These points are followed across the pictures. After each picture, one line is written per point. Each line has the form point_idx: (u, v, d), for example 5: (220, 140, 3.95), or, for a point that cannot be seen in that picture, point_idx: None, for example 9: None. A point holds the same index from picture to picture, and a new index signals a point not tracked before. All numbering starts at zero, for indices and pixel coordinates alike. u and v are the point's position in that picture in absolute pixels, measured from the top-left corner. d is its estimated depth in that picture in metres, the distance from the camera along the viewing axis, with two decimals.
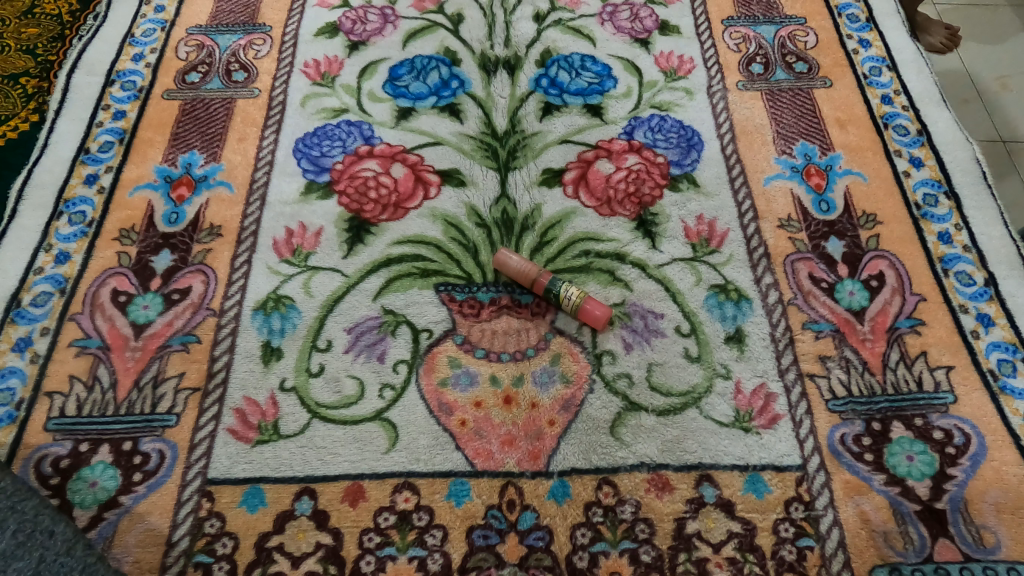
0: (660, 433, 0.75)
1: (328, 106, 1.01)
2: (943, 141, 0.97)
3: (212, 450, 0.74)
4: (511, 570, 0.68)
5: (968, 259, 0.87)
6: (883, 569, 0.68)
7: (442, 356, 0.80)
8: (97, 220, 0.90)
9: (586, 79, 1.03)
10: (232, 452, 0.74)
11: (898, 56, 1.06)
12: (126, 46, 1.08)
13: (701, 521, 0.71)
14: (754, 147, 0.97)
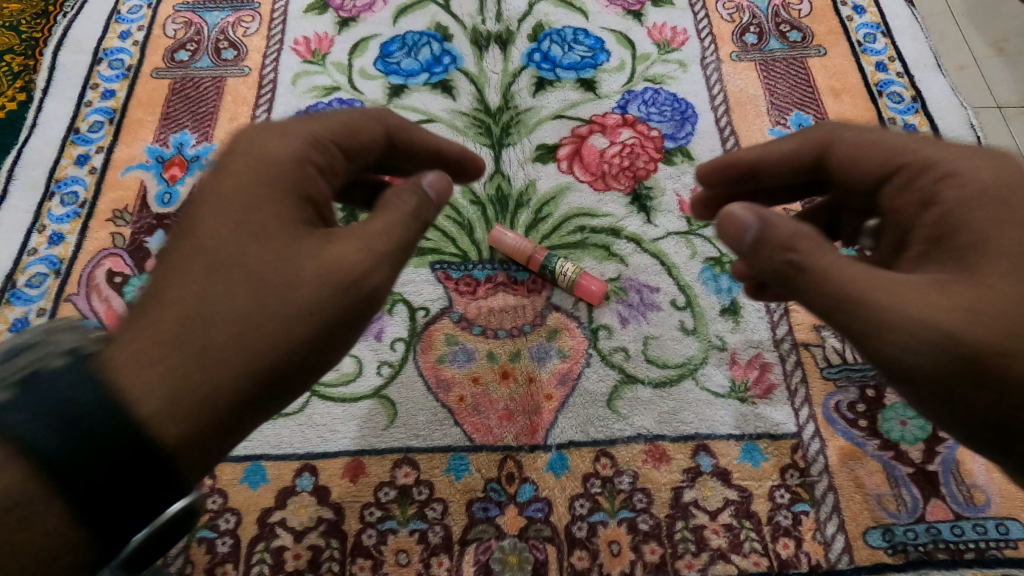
0: (657, 405, 0.76)
1: (319, 84, 1.00)
2: (937, 107, 0.97)
3: None
4: (511, 540, 0.69)
5: None
6: (876, 531, 0.70)
7: (439, 333, 0.80)
8: (90, 201, 0.90)
9: (578, 53, 1.03)
10: None
11: (892, 21, 1.05)
12: (111, 23, 1.06)
13: (698, 490, 0.72)
14: (748, 118, 0.96)
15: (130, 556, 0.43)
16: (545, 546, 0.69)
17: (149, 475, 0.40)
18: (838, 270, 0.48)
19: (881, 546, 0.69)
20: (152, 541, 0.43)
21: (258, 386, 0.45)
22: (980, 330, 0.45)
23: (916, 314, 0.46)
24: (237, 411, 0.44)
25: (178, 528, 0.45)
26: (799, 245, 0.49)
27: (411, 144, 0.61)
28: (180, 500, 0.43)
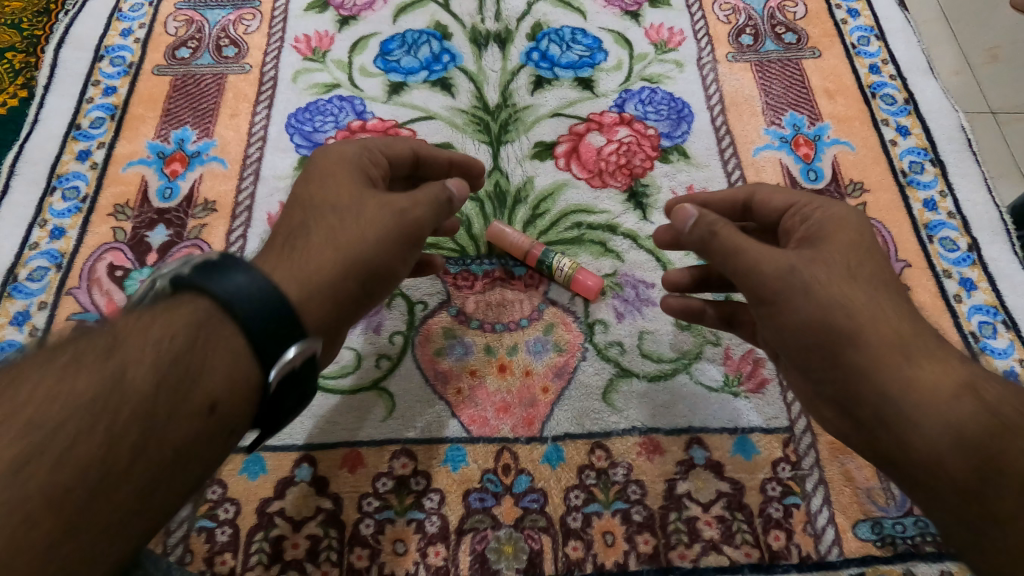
0: (652, 398, 0.77)
1: (319, 81, 1.01)
2: (930, 109, 0.98)
3: None
4: (507, 530, 0.70)
5: (953, 225, 0.88)
6: (866, 524, 0.71)
7: (437, 327, 0.82)
8: (91, 196, 0.91)
9: (576, 52, 1.04)
10: None
11: (885, 25, 1.07)
12: (113, 21, 1.07)
13: (691, 482, 0.73)
14: (744, 118, 0.98)
15: (267, 402, 0.53)
16: (540, 536, 0.70)
17: (280, 335, 0.51)
18: (742, 251, 0.60)
19: (870, 539, 0.70)
20: (278, 386, 0.52)
21: (343, 303, 0.60)
22: (834, 290, 0.56)
23: (788, 269, 0.58)
24: (332, 318, 0.60)
25: (298, 379, 0.54)
26: (720, 227, 0.62)
27: (433, 155, 0.73)
28: (294, 347, 0.52)
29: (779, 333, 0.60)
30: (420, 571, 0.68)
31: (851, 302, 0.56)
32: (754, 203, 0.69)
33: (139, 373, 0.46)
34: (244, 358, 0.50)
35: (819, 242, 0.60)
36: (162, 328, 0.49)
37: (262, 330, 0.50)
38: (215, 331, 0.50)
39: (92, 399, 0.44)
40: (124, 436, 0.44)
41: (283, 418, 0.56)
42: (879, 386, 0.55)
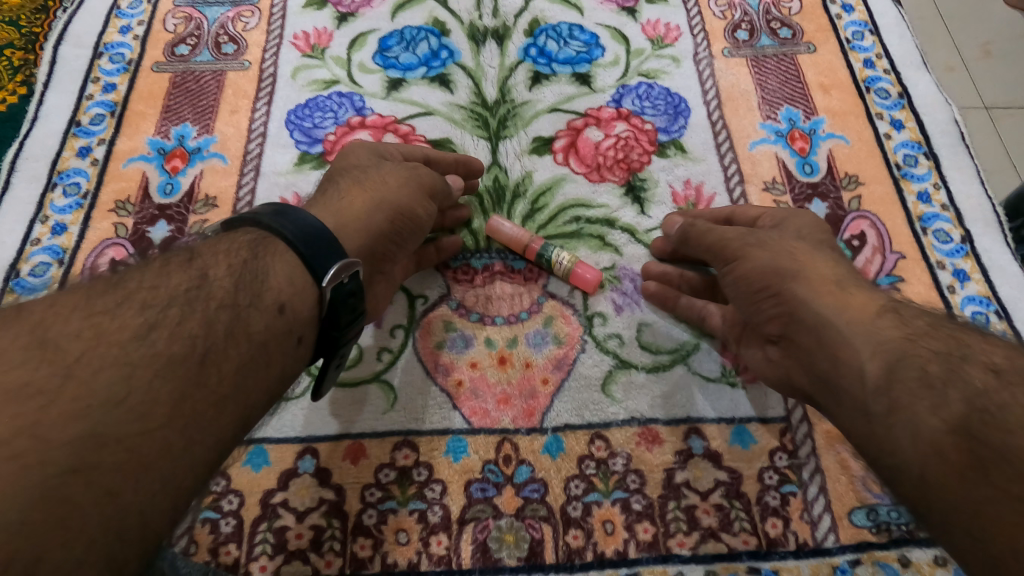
0: (650, 389, 0.78)
1: (319, 78, 1.02)
2: (923, 103, 0.99)
3: None
4: (509, 520, 0.71)
5: (946, 217, 0.89)
6: (861, 511, 0.72)
7: (438, 320, 0.82)
8: (92, 192, 0.91)
9: (574, 48, 1.05)
10: None
11: (879, 20, 1.08)
12: (112, 18, 1.07)
13: (690, 471, 0.74)
14: (740, 112, 0.99)
15: (326, 321, 0.57)
16: (541, 525, 0.70)
17: (324, 251, 0.56)
18: (709, 232, 0.72)
19: (866, 526, 0.71)
20: (331, 301, 0.56)
21: (375, 236, 0.66)
22: (786, 244, 0.66)
23: (749, 233, 0.68)
24: (366, 251, 0.66)
25: (348, 296, 0.57)
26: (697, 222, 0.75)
27: (439, 155, 0.83)
28: (335, 266, 0.56)
29: (740, 287, 0.68)
30: (423, 559, 0.69)
31: (796, 251, 0.65)
32: (736, 216, 0.78)
33: (218, 273, 0.52)
34: (298, 273, 0.55)
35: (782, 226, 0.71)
36: (228, 245, 0.55)
37: (310, 244, 0.56)
38: (270, 246, 0.56)
39: (186, 290, 0.50)
40: (217, 320, 0.49)
41: (341, 344, 0.60)
42: (817, 312, 0.59)
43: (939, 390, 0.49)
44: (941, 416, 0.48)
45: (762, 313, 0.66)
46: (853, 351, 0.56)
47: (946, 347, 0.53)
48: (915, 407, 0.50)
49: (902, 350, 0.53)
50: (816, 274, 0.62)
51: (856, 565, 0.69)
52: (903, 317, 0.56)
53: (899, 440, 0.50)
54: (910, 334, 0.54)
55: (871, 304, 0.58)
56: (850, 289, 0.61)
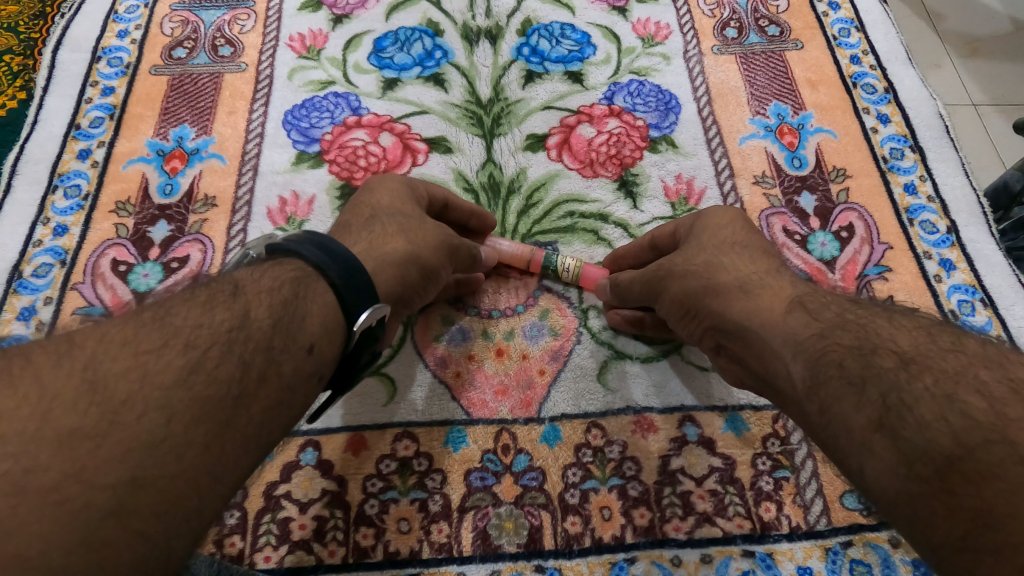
0: (645, 379, 0.80)
1: (315, 79, 1.03)
2: (909, 97, 1.01)
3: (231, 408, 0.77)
4: (508, 507, 0.72)
5: (932, 209, 0.91)
6: (853, 494, 0.73)
7: (436, 314, 0.84)
8: (92, 193, 0.93)
9: (566, 47, 1.06)
10: None
11: (865, 17, 1.10)
12: (109, 22, 1.08)
13: (684, 458, 0.75)
14: (730, 108, 1.00)
15: (347, 355, 0.57)
16: (539, 512, 0.72)
17: (360, 294, 0.56)
18: (631, 282, 0.75)
19: (857, 508, 0.72)
20: (359, 340, 0.57)
21: (405, 284, 0.66)
22: (692, 262, 0.68)
23: (658, 267, 0.72)
24: (395, 296, 0.65)
25: (372, 338, 0.58)
26: (617, 277, 0.78)
27: (458, 202, 0.80)
28: (367, 311, 0.56)
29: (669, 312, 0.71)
30: (424, 547, 0.70)
31: (708, 263, 0.67)
32: (657, 239, 0.78)
33: (260, 313, 0.50)
34: (334, 313, 0.55)
35: (690, 239, 0.72)
36: (271, 277, 0.54)
37: (351, 288, 0.56)
38: (311, 285, 0.55)
39: (228, 330, 0.48)
40: (252, 363, 0.48)
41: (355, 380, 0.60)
42: (735, 320, 0.61)
43: (860, 387, 0.48)
44: (865, 411, 0.47)
45: (696, 334, 0.68)
46: (778, 357, 0.56)
47: (856, 340, 0.51)
48: (841, 407, 0.48)
49: (821, 347, 0.52)
50: (725, 282, 0.64)
51: (847, 546, 0.71)
52: (811, 311, 0.56)
53: (837, 437, 0.48)
54: (822, 330, 0.54)
55: (780, 303, 0.59)
56: (756, 290, 0.62)
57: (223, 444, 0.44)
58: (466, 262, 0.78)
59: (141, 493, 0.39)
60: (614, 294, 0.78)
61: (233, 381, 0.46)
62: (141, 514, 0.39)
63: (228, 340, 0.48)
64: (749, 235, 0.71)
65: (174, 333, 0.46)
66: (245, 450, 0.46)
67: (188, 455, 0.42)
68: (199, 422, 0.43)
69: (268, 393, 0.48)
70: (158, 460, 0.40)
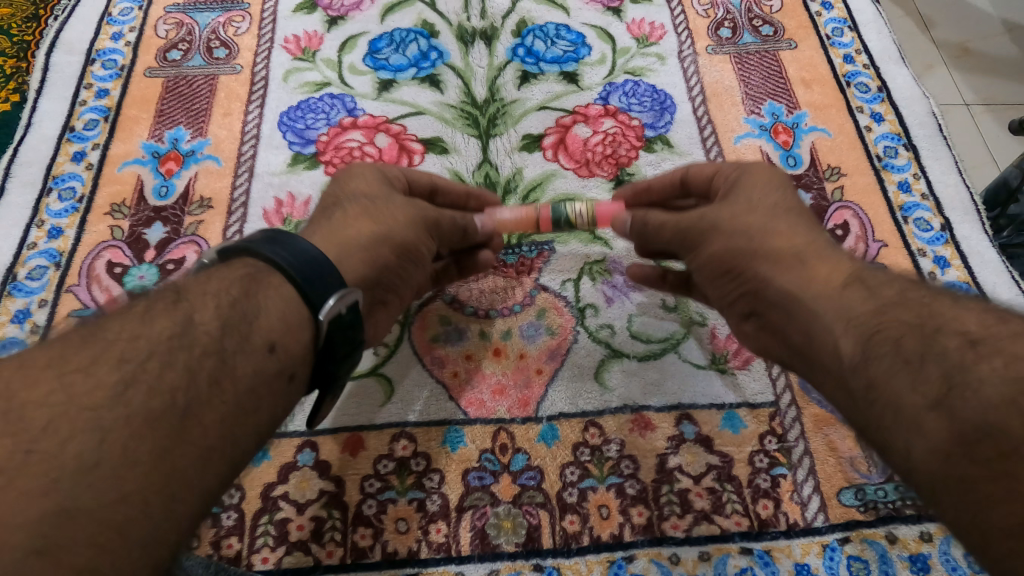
0: (642, 377, 0.80)
1: (310, 80, 1.03)
2: (902, 96, 1.02)
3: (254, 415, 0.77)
4: (506, 507, 0.72)
5: (926, 207, 0.92)
6: (849, 491, 0.73)
7: (433, 314, 0.84)
8: (87, 196, 0.92)
9: (561, 47, 1.07)
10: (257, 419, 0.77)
11: (858, 17, 1.11)
12: (103, 25, 1.08)
13: (682, 456, 0.75)
14: (724, 107, 1.01)
15: (321, 353, 0.53)
16: (537, 511, 0.72)
17: (323, 281, 0.53)
18: (664, 225, 0.69)
19: (854, 505, 0.73)
20: (329, 334, 0.53)
21: (380, 268, 0.63)
22: (740, 220, 0.62)
23: (700, 216, 0.65)
24: (370, 281, 0.62)
25: (345, 328, 0.54)
26: (647, 216, 0.71)
27: (448, 185, 0.78)
28: (334, 297, 0.53)
29: (701, 272, 0.66)
30: (422, 547, 0.70)
31: (754, 224, 0.61)
32: (690, 178, 0.72)
33: (207, 317, 0.47)
34: (294, 302, 0.51)
35: (737, 188, 0.65)
36: (218, 282, 0.50)
37: (310, 277, 0.52)
38: (264, 281, 0.52)
39: (168, 338, 0.45)
40: (200, 368, 0.45)
41: (336, 375, 0.57)
42: (782, 289, 0.57)
43: (916, 366, 0.44)
44: (920, 390, 0.43)
45: (728, 296, 0.64)
46: (826, 328, 0.52)
47: (920, 318, 0.48)
48: (892, 384, 0.45)
49: (875, 323, 0.49)
50: (774, 248, 0.59)
51: (844, 543, 0.71)
52: (870, 287, 0.52)
53: (880, 417, 0.45)
54: (880, 306, 0.50)
55: (838, 275, 0.55)
56: (811, 260, 0.57)
57: (173, 460, 0.41)
58: (455, 237, 0.74)
59: (73, 522, 0.36)
60: (641, 237, 0.72)
61: (178, 391, 0.43)
62: (75, 546, 0.36)
63: (169, 348, 0.44)
64: (795, 199, 0.64)
65: (109, 345, 0.43)
66: (241, 450, 0.46)
67: (132, 475, 0.39)
68: (140, 441, 0.40)
69: (224, 401, 0.45)
70: (98, 483, 0.37)
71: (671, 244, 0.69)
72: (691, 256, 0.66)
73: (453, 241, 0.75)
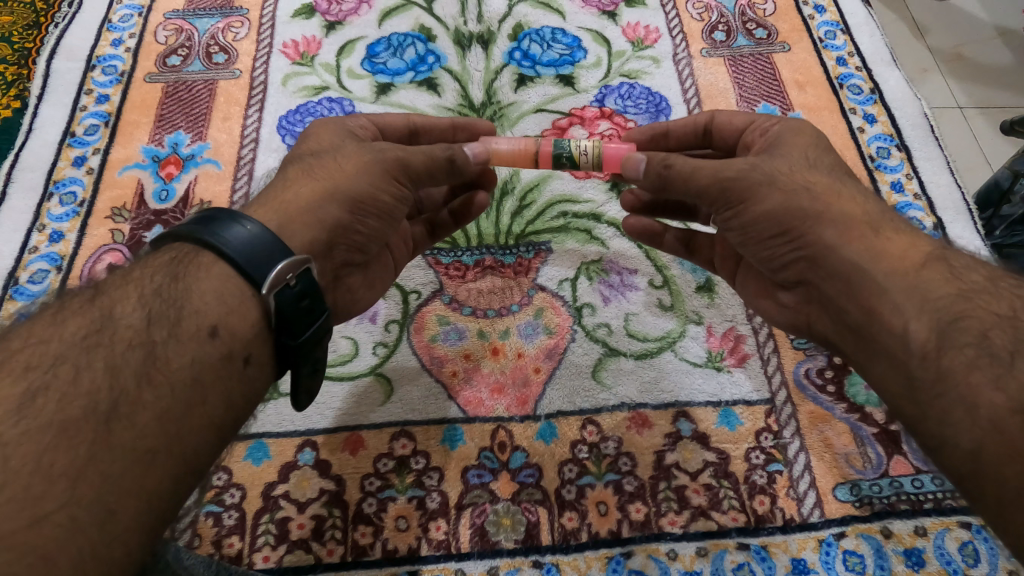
0: (639, 375, 0.81)
1: (309, 84, 1.04)
2: (894, 97, 1.03)
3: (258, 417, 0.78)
4: (505, 504, 0.73)
5: (919, 206, 0.93)
6: (845, 487, 0.74)
7: (432, 314, 0.85)
8: (88, 200, 0.93)
9: (557, 51, 1.08)
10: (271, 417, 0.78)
11: (850, 20, 1.12)
12: (104, 31, 1.09)
13: (679, 453, 0.76)
14: (719, 109, 1.02)
15: (278, 331, 0.54)
16: (537, 509, 0.72)
17: (265, 256, 0.53)
18: (699, 170, 0.61)
19: (849, 500, 0.73)
20: (277, 308, 0.53)
21: (331, 228, 0.62)
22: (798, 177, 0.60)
23: (750, 165, 0.60)
24: (322, 244, 0.62)
25: (298, 298, 0.54)
26: (673, 158, 0.62)
27: (430, 123, 0.75)
28: (281, 264, 0.53)
29: (746, 234, 0.62)
30: (423, 544, 0.71)
31: (813, 186, 0.59)
32: (717, 123, 0.73)
33: (127, 310, 0.50)
34: (232, 281, 0.53)
35: (774, 147, 0.64)
36: (146, 275, 0.53)
37: (240, 248, 0.53)
38: (194, 262, 0.54)
39: (85, 336, 0.48)
40: (124, 367, 0.47)
41: (304, 353, 0.57)
42: (848, 259, 0.56)
43: (1006, 362, 0.46)
44: (1006, 390, 0.45)
45: (778, 259, 0.62)
46: (894, 306, 0.52)
47: (1011, 310, 0.49)
48: (971, 377, 0.47)
49: (956, 310, 0.50)
50: (842, 214, 0.57)
51: (840, 537, 0.71)
52: (953, 269, 0.53)
53: (950, 412, 0.48)
54: (963, 291, 0.51)
55: (914, 253, 0.54)
56: (885, 232, 0.56)
57: (99, 466, 0.43)
58: (441, 170, 0.65)
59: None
60: (660, 184, 0.64)
61: (99, 393, 0.45)
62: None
63: (84, 349, 0.47)
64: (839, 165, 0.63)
65: (12, 354, 0.46)
66: None
67: (52, 493, 0.40)
68: (64, 448, 0.42)
69: (156, 395, 0.47)
70: (11, 505, 0.39)
71: (703, 195, 0.62)
72: (731, 212, 0.61)
73: (441, 178, 0.66)
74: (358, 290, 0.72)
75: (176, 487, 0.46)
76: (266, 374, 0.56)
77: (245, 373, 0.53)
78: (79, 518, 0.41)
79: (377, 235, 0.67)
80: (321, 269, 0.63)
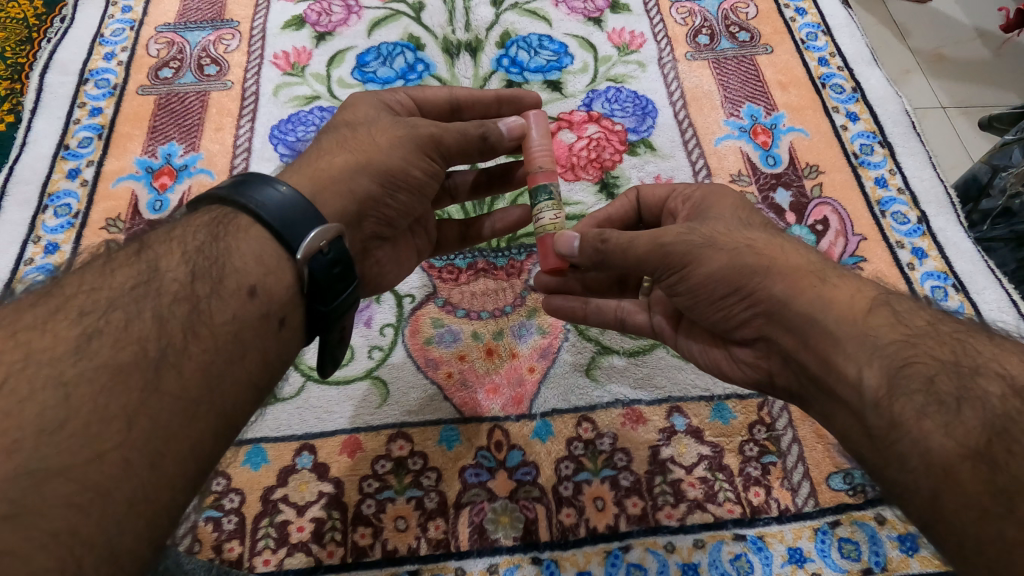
0: (632, 371, 0.82)
1: (300, 94, 1.06)
2: (876, 96, 1.05)
3: (265, 417, 0.79)
4: (503, 502, 0.73)
5: (903, 201, 0.95)
6: (838, 476, 0.75)
7: (426, 318, 0.86)
8: (83, 211, 0.94)
9: (544, 57, 1.10)
10: (280, 420, 0.79)
11: (831, 21, 1.14)
12: (95, 46, 1.10)
13: (674, 447, 0.77)
14: (704, 111, 1.04)
15: (310, 297, 0.55)
16: (534, 505, 0.73)
17: (301, 221, 0.54)
18: (636, 239, 0.61)
19: (843, 489, 0.74)
20: (310, 275, 0.54)
21: (362, 200, 0.63)
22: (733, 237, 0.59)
23: (683, 233, 0.60)
24: (353, 214, 0.63)
25: (329, 266, 0.55)
26: (609, 233, 0.63)
27: (473, 99, 0.74)
28: (315, 231, 0.54)
29: (697, 297, 0.61)
30: (422, 544, 0.71)
31: (754, 243, 0.59)
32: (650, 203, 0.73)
33: (172, 265, 0.51)
34: (268, 244, 0.54)
35: (702, 213, 0.64)
36: (184, 235, 0.54)
37: (275, 212, 0.54)
38: (232, 224, 0.54)
39: (133, 286, 0.49)
40: (172, 316, 0.48)
41: (336, 317, 0.58)
42: (801, 311, 0.54)
43: (953, 409, 0.47)
44: (955, 437, 0.46)
45: (734, 318, 0.60)
46: (847, 355, 0.52)
47: (953, 355, 0.50)
48: (923, 424, 0.47)
49: (905, 356, 0.50)
50: (788, 268, 0.57)
51: (835, 526, 0.72)
52: (899, 313, 0.53)
53: (906, 458, 0.47)
54: (908, 336, 0.51)
55: (861, 299, 0.54)
56: (832, 279, 0.56)
57: (144, 407, 0.43)
58: (475, 148, 0.69)
59: (35, 480, 0.38)
60: (596, 257, 0.64)
61: (149, 341, 0.46)
62: (47, 505, 0.38)
63: (134, 298, 0.48)
64: None
65: (67, 300, 0.47)
66: None
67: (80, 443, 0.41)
68: None
69: (202, 348, 0.48)
70: (56, 437, 0.40)
71: (643, 263, 0.62)
72: (676, 277, 0.61)
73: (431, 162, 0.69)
74: (386, 264, 0.73)
75: (212, 440, 0.47)
76: (295, 341, 0.56)
77: (280, 335, 0.54)
78: (130, 459, 0.41)
79: (407, 210, 0.68)
80: (351, 240, 0.64)
